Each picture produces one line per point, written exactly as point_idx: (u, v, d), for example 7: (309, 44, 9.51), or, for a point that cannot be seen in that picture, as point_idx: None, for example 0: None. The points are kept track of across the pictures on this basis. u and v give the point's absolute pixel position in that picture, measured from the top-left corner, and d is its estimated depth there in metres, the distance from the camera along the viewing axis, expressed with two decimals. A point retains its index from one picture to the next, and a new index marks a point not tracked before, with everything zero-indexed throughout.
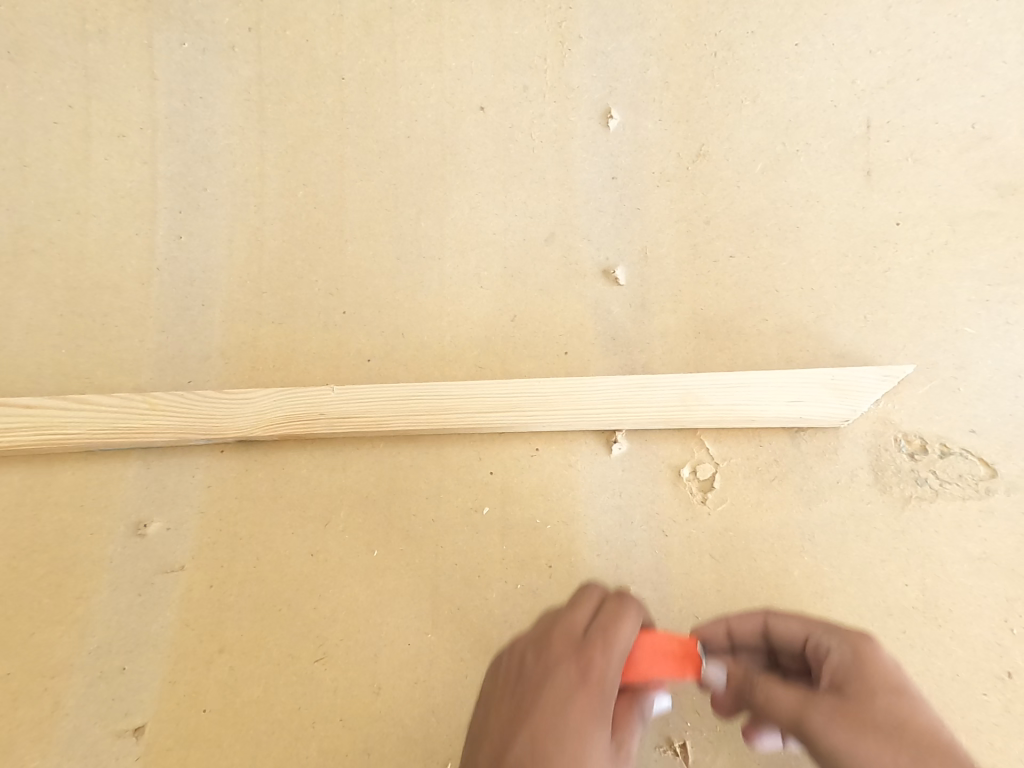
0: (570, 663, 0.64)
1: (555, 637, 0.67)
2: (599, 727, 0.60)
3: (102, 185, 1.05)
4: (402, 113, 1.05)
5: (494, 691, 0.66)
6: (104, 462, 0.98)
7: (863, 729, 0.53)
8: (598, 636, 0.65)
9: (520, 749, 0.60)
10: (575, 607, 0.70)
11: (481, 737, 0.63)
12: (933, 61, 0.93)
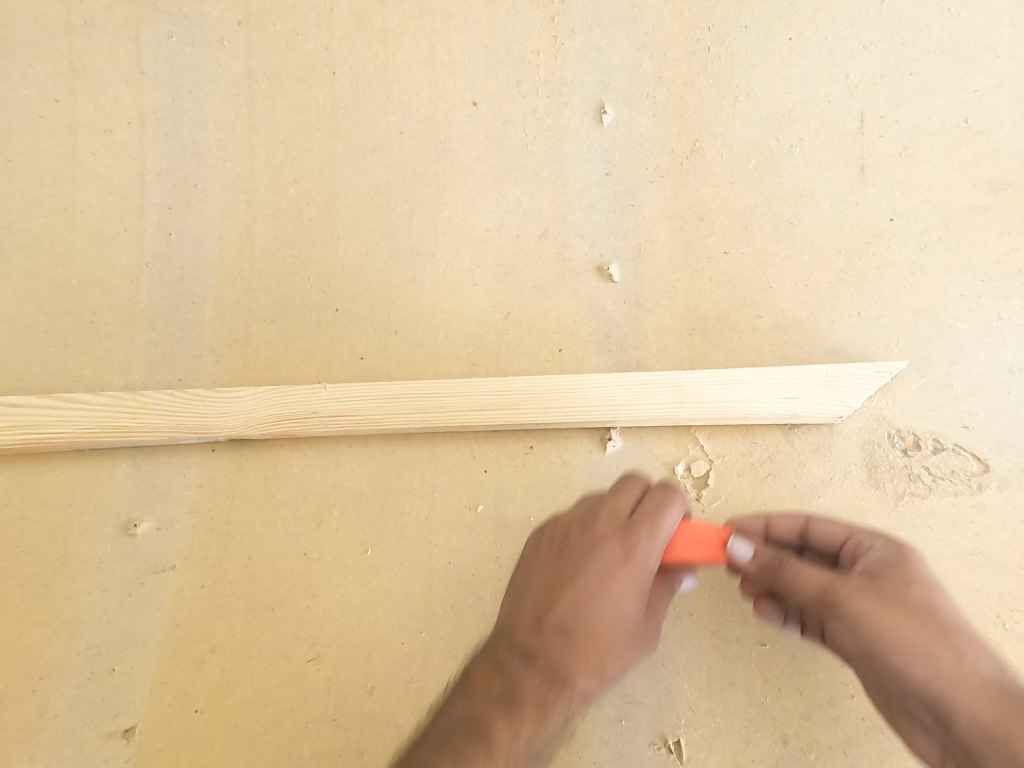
0: (616, 544, 0.72)
1: (601, 522, 0.74)
2: (635, 594, 0.71)
3: (89, 180, 1.04)
4: (394, 108, 1.04)
5: (540, 557, 0.76)
6: (93, 462, 0.97)
7: (883, 602, 0.63)
8: (644, 522, 0.72)
9: (565, 603, 0.71)
10: (620, 495, 0.76)
11: (524, 591, 0.75)
12: (926, 55, 0.93)
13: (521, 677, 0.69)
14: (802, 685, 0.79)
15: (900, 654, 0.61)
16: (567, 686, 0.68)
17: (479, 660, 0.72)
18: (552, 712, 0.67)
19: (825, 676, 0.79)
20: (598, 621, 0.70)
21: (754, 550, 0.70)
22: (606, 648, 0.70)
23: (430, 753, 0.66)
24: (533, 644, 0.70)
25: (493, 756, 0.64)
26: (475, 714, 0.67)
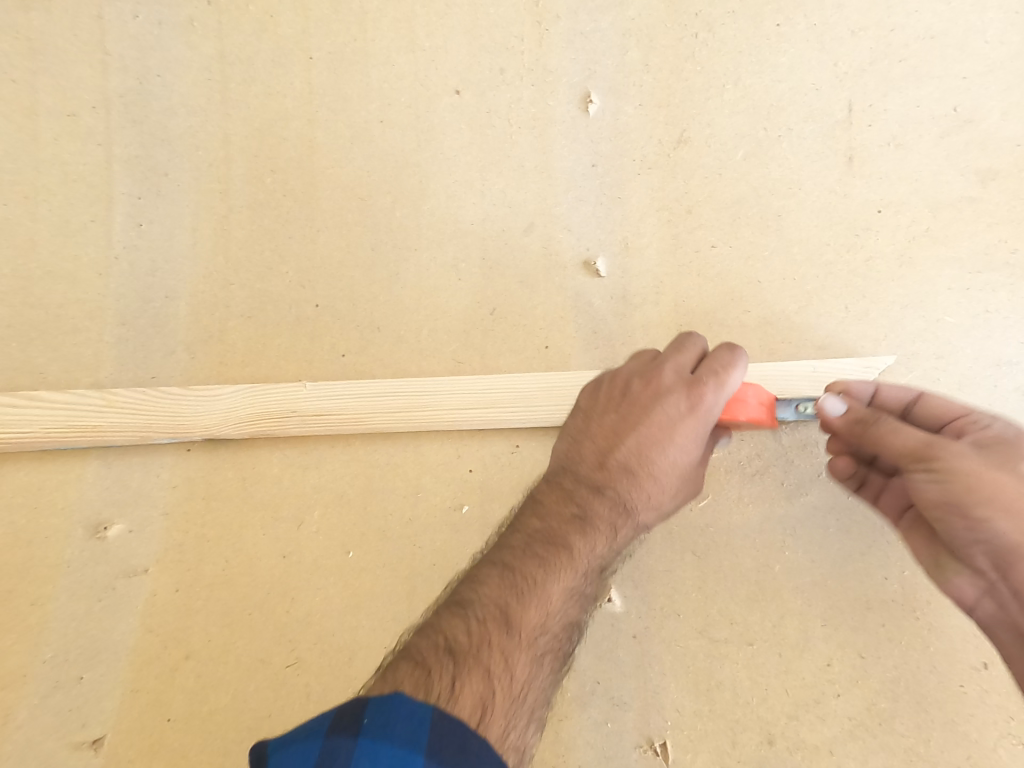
0: (681, 394, 0.69)
1: (663, 373, 0.71)
2: (697, 442, 0.69)
3: (52, 168, 0.99)
4: (374, 94, 1.00)
5: (599, 406, 0.74)
6: (59, 463, 0.93)
7: (999, 467, 0.62)
8: (710, 376, 0.69)
9: (626, 449, 0.70)
10: (679, 351, 0.73)
11: (586, 432, 0.73)
12: (915, 43, 0.92)
13: (591, 504, 0.68)
14: (789, 684, 0.78)
15: (990, 508, 0.61)
16: (629, 516, 0.69)
17: (544, 490, 0.71)
18: (618, 536, 0.68)
19: (811, 675, 0.78)
20: (659, 463, 0.69)
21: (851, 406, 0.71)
22: (664, 490, 0.70)
23: (510, 559, 0.64)
24: (601, 479, 0.69)
25: (572, 564, 0.64)
26: (550, 531, 0.66)
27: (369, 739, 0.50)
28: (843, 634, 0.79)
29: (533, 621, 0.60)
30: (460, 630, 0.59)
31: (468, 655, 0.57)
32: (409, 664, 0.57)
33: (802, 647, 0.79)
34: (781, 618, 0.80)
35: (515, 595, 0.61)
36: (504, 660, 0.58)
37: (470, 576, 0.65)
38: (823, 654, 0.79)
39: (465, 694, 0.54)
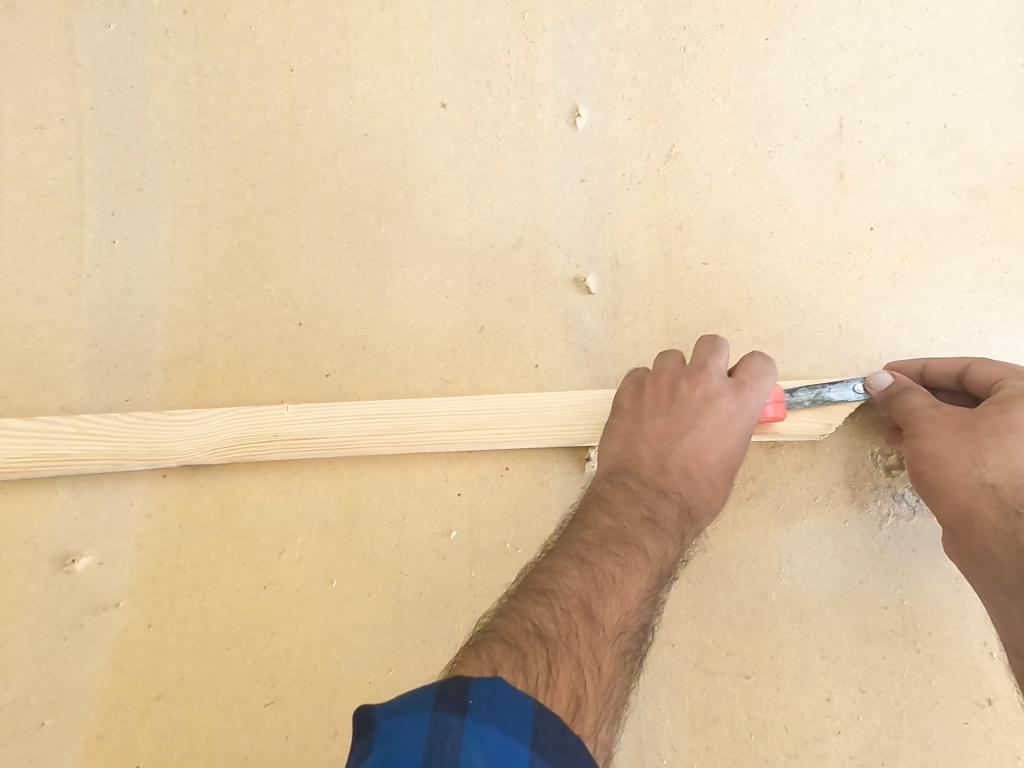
0: (729, 396, 0.71)
1: (709, 377, 0.72)
2: (745, 442, 0.71)
3: (20, 182, 0.95)
4: (358, 107, 0.98)
5: (648, 407, 0.73)
6: (24, 492, 0.88)
7: (948, 427, 0.68)
8: (752, 379, 0.71)
9: (683, 449, 0.69)
10: (716, 354, 0.73)
11: (644, 430, 0.72)
12: (904, 58, 0.91)
13: (660, 505, 0.66)
14: (788, 719, 0.76)
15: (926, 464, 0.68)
16: (691, 521, 0.68)
17: (609, 488, 0.68)
18: (683, 540, 0.66)
19: (810, 709, 0.76)
20: (712, 465, 0.70)
21: (894, 380, 0.75)
22: (720, 493, 0.70)
23: (587, 553, 0.60)
24: (664, 481, 0.68)
25: (648, 563, 0.61)
26: (624, 529, 0.63)
27: (477, 721, 0.44)
28: (842, 666, 0.77)
29: (616, 617, 0.57)
30: (546, 617, 0.54)
31: (559, 643, 0.53)
32: (500, 645, 0.51)
33: (801, 680, 0.77)
34: (779, 649, 0.78)
35: (597, 589, 0.57)
36: (592, 652, 0.54)
37: (545, 565, 0.60)
38: (823, 688, 0.76)
39: (559, 683, 0.50)
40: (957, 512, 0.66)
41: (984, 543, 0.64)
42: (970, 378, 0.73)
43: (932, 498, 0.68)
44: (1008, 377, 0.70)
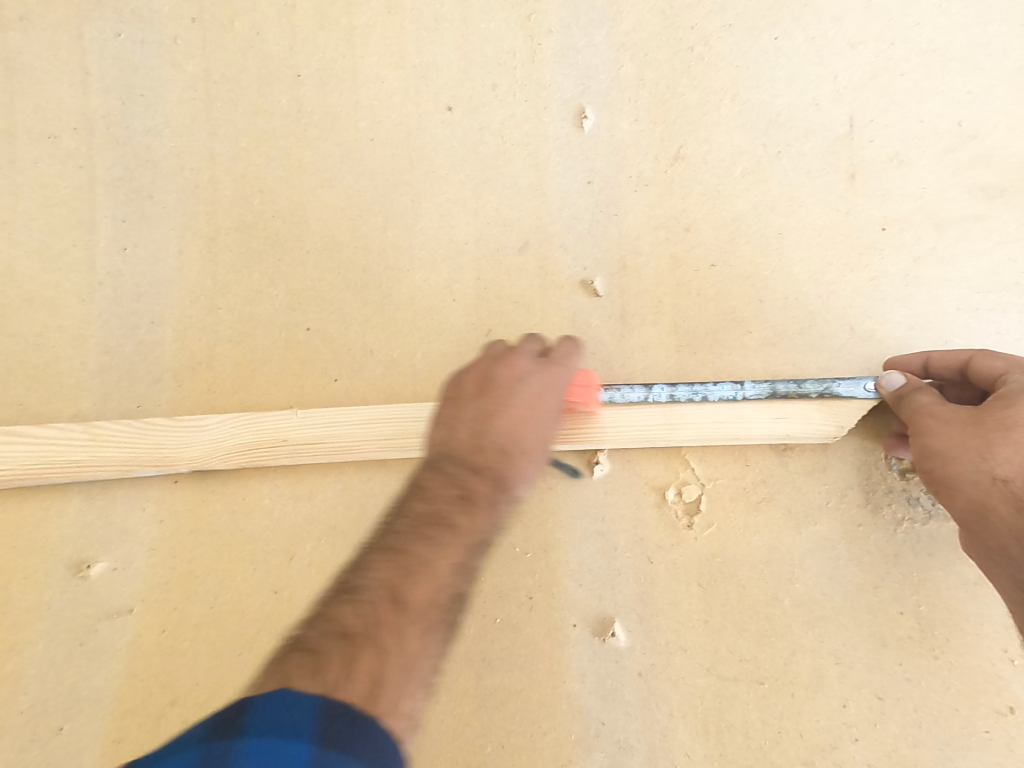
0: (540, 373, 0.68)
1: (517, 356, 0.69)
2: (555, 419, 0.67)
3: (33, 191, 0.96)
4: (365, 112, 0.98)
5: (467, 389, 0.67)
6: (41, 498, 0.89)
7: (954, 423, 0.66)
8: (560, 359, 0.69)
9: (503, 424, 0.64)
10: (531, 338, 0.71)
11: (457, 416, 0.66)
12: (916, 55, 0.90)
13: (476, 483, 0.61)
14: (803, 726, 0.75)
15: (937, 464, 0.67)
16: (508, 493, 0.62)
17: (425, 474, 0.63)
18: (501, 511, 0.61)
19: (826, 716, 0.75)
20: (529, 438, 0.64)
21: (906, 380, 0.74)
22: (534, 465, 0.64)
23: (394, 541, 0.56)
24: (482, 457, 0.62)
25: (457, 538, 0.56)
26: (435, 511, 0.58)
27: (255, 737, 0.42)
28: (858, 673, 0.76)
29: (424, 598, 0.53)
30: (348, 614, 0.51)
31: (360, 636, 0.49)
32: (296, 654, 0.48)
33: (816, 686, 0.76)
34: (793, 655, 0.77)
35: (406, 574, 0.53)
36: (396, 638, 0.50)
37: (355, 563, 0.56)
38: (838, 695, 0.76)
39: (359, 673, 0.47)
40: (970, 510, 0.65)
41: (1000, 540, 0.63)
42: (975, 370, 0.72)
43: (944, 495, 0.67)
44: (1012, 371, 0.69)
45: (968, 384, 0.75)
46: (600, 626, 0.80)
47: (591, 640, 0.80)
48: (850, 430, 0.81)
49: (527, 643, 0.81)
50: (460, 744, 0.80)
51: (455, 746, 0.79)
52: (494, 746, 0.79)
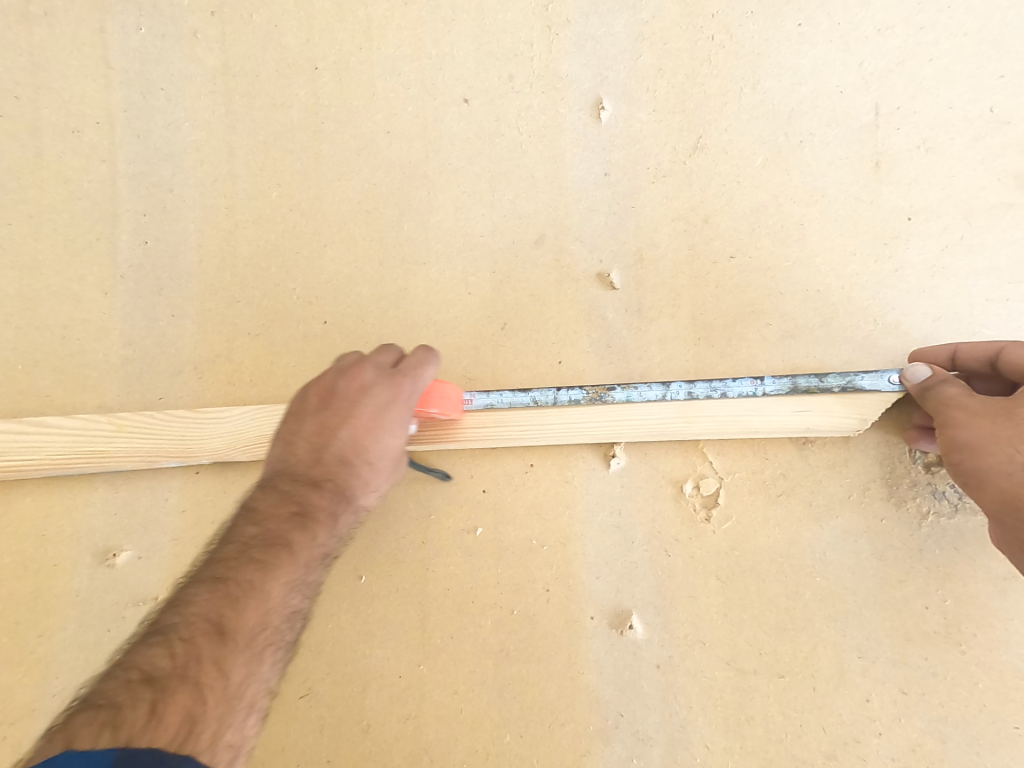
0: (383, 385, 0.73)
1: (364, 369, 0.74)
2: (405, 426, 0.72)
3: (57, 186, 0.98)
4: (381, 104, 0.98)
5: (309, 407, 0.73)
6: (68, 487, 0.91)
7: (984, 414, 0.65)
8: (409, 370, 0.73)
9: (343, 438, 0.71)
10: (382, 351, 0.75)
11: (302, 432, 0.72)
12: (946, 39, 0.88)
13: (310, 499, 0.67)
14: (824, 720, 0.75)
15: (965, 455, 0.65)
16: (352, 503, 0.70)
17: (259, 497, 0.67)
18: (342, 522, 0.68)
19: (847, 711, 0.75)
20: (374, 448, 0.71)
21: (932, 372, 0.73)
22: (380, 472, 0.72)
23: (222, 570, 0.59)
24: (318, 472, 0.69)
25: (294, 557, 0.62)
26: (267, 534, 0.63)
27: None
28: (881, 668, 0.75)
29: (254, 623, 0.56)
30: (159, 656, 0.52)
31: (172, 677, 0.51)
32: (88, 711, 0.48)
33: (838, 681, 0.75)
34: (815, 649, 0.76)
35: (231, 601, 0.57)
36: (216, 668, 0.53)
37: (174, 601, 0.57)
38: (860, 689, 0.75)
39: (168, 715, 0.48)
40: (1003, 503, 0.63)
41: None
42: (1004, 361, 0.70)
43: (974, 488, 0.65)
44: None
45: (997, 376, 0.74)
46: (618, 618, 0.80)
47: (608, 632, 0.80)
48: (873, 424, 0.80)
49: (545, 635, 0.82)
50: (479, 732, 0.80)
51: (474, 734, 0.80)
52: (513, 735, 0.80)
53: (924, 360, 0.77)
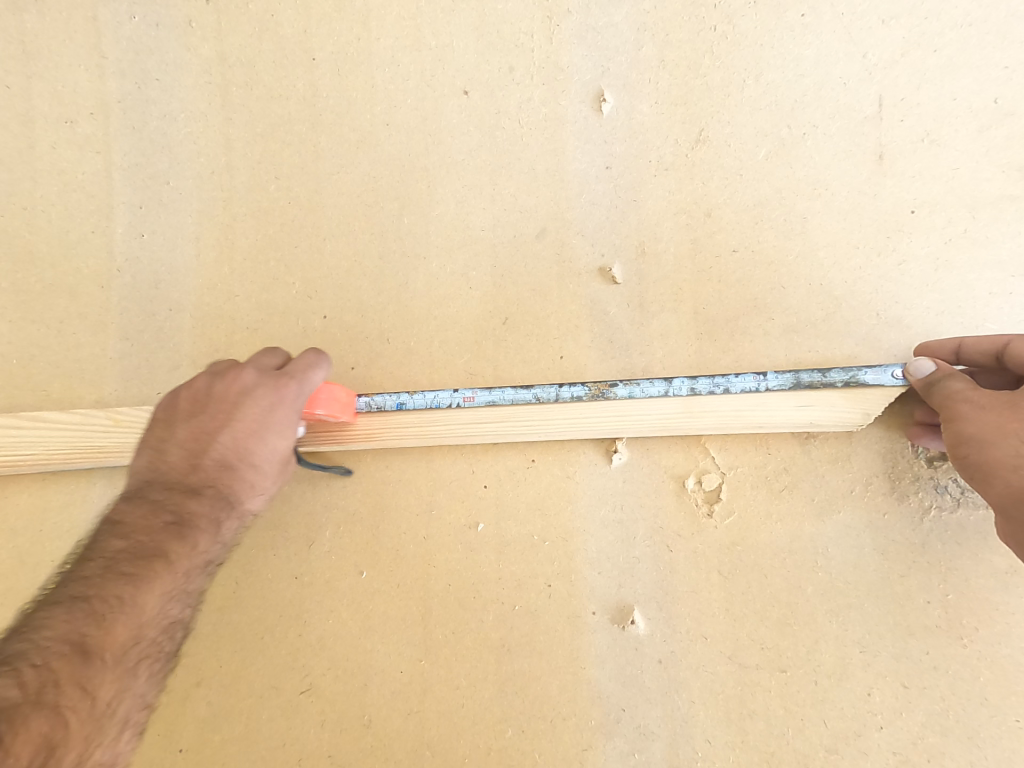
0: (267, 387, 0.75)
1: (245, 374, 0.76)
2: (292, 426, 0.75)
3: (51, 177, 0.96)
4: (380, 96, 0.97)
5: (183, 413, 0.75)
6: (67, 483, 0.91)
7: (990, 408, 0.65)
8: (297, 372, 0.76)
9: (224, 442, 0.73)
10: (265, 355, 0.79)
11: (176, 439, 0.73)
12: (951, 29, 0.87)
13: (188, 506, 0.67)
14: (826, 714, 0.75)
15: (973, 449, 0.65)
16: (235, 508, 0.71)
17: (126, 510, 0.66)
18: (225, 528, 0.69)
19: (849, 705, 0.75)
20: (258, 451, 0.74)
21: (937, 366, 0.72)
22: (265, 475, 0.74)
23: (84, 588, 0.57)
24: (195, 479, 0.70)
25: (172, 567, 0.61)
26: (138, 546, 0.61)
27: None
28: (883, 661, 0.75)
29: (125, 637, 0.55)
30: (4, 687, 0.47)
31: (22, 705, 0.47)
32: None
33: (839, 674, 0.76)
34: (816, 643, 0.77)
35: (97, 617, 0.55)
36: (81, 689, 0.51)
37: (19, 627, 0.53)
38: (863, 683, 0.75)
39: (19, 746, 0.45)
40: (1009, 497, 0.63)
41: None
42: (1011, 355, 0.70)
43: (981, 481, 0.65)
44: None
45: (1003, 369, 0.74)
46: (620, 613, 0.80)
47: (610, 628, 0.80)
48: (876, 419, 0.79)
49: (546, 630, 0.81)
50: (480, 726, 0.80)
51: (475, 728, 0.80)
52: (514, 730, 0.80)
53: (928, 354, 0.77)
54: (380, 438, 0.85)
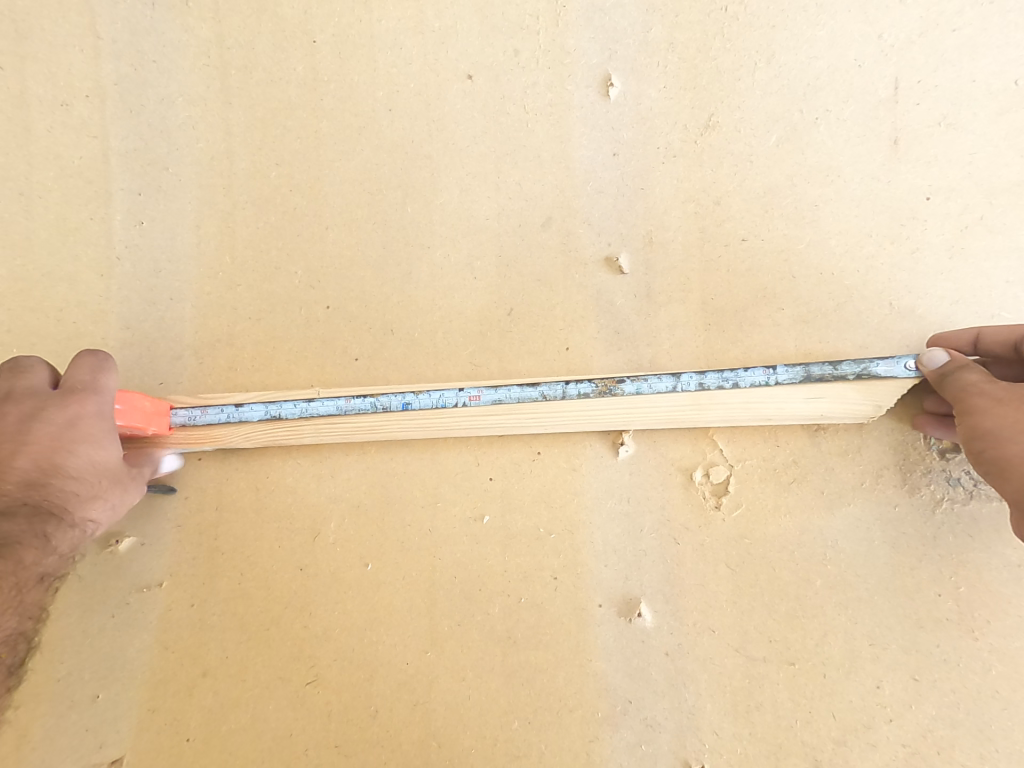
0: (58, 405, 0.74)
1: (27, 397, 0.75)
2: (109, 434, 0.77)
3: (47, 162, 0.95)
4: (382, 80, 0.94)
5: None
6: None
7: (1007, 401, 0.64)
8: (86, 382, 0.76)
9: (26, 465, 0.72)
10: (37, 376, 0.77)
11: None
12: (970, 8, 0.84)
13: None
14: (835, 707, 0.75)
15: (991, 443, 0.64)
16: (59, 521, 0.73)
17: None
18: (59, 541, 0.73)
19: (858, 697, 0.75)
20: (74, 464, 0.74)
21: (950, 358, 0.71)
22: (91, 484, 0.75)
23: None
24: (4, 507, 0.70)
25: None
26: None
27: None
28: (892, 654, 0.75)
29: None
30: None
31: None
32: None
33: (848, 667, 0.75)
34: (825, 637, 0.76)
35: None
36: None
37: None
38: (872, 675, 0.75)
39: None
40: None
41: None
42: None
43: (997, 475, 0.64)
44: None
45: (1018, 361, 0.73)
46: (627, 606, 0.80)
47: (617, 620, 0.80)
48: (887, 411, 0.78)
49: (553, 622, 0.81)
50: (486, 717, 0.80)
51: (480, 719, 0.80)
52: (522, 722, 0.80)
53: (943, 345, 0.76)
54: (375, 432, 0.85)
